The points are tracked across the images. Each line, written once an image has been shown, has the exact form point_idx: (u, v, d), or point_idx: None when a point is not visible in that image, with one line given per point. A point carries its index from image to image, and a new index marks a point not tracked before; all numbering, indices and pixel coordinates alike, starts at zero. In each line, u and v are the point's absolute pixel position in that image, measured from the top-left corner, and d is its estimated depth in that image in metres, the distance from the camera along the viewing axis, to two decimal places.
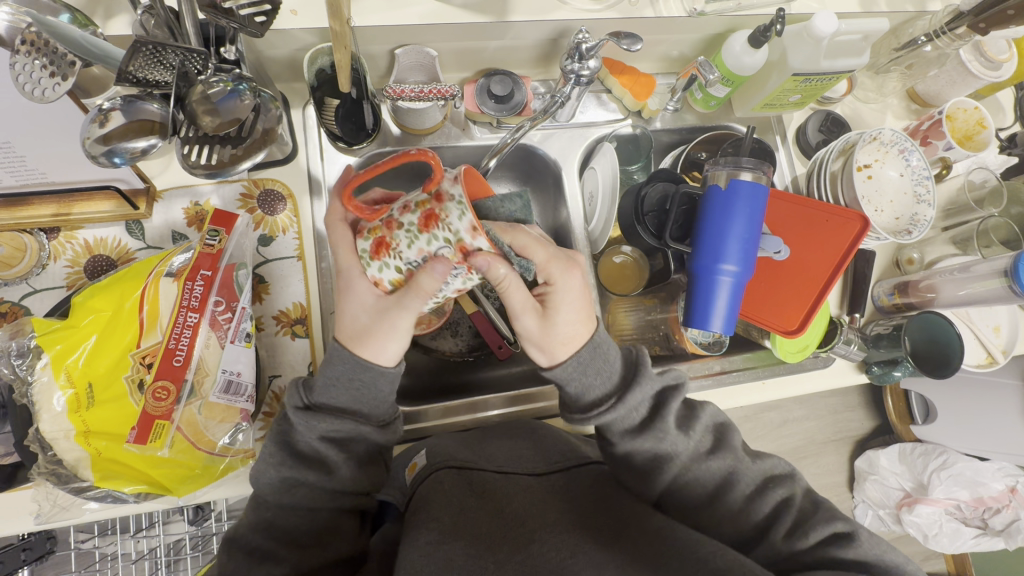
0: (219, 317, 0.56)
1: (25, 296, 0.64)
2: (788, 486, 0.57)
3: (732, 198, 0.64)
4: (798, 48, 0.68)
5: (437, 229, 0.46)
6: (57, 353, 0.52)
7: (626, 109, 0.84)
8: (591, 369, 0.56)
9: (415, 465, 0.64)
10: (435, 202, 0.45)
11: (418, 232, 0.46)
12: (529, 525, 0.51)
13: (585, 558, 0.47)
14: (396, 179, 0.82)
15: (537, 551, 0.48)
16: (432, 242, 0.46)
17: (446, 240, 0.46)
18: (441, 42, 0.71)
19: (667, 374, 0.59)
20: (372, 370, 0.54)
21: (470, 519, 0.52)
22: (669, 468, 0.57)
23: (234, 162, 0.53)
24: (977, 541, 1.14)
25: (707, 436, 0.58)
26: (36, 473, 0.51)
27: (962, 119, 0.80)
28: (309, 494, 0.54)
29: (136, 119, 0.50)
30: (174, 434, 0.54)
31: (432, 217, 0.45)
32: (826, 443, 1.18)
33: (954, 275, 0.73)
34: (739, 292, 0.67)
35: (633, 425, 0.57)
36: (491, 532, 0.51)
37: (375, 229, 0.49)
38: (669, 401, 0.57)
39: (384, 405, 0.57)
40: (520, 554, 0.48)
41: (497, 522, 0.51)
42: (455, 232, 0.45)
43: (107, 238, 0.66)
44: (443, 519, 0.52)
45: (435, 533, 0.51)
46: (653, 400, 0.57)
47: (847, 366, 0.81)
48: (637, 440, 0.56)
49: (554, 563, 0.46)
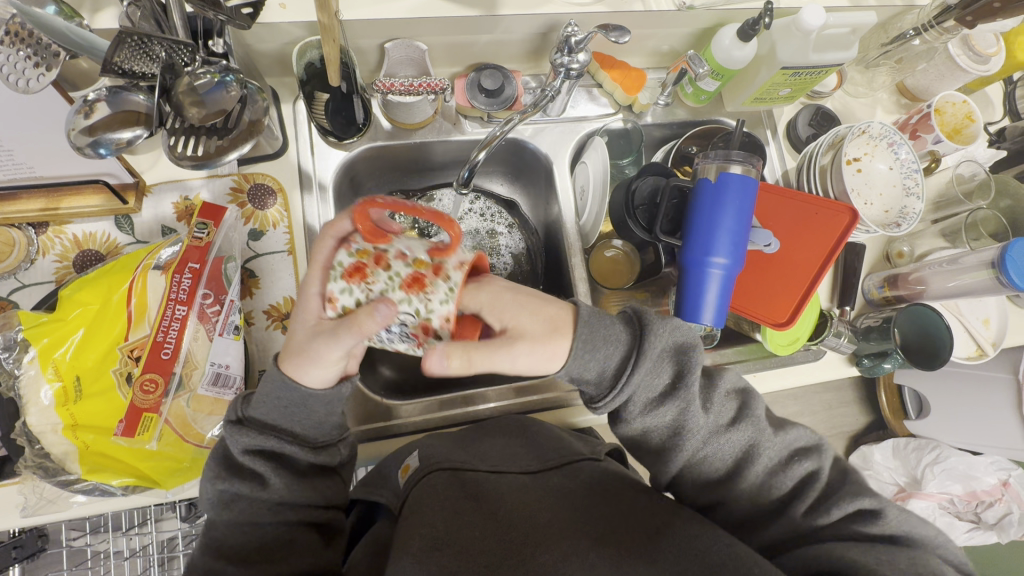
0: (208, 310, 0.56)
1: (13, 291, 0.63)
2: (815, 459, 0.55)
3: (722, 190, 0.65)
4: (786, 42, 0.68)
5: (416, 295, 0.49)
6: (44, 346, 0.52)
7: (617, 104, 0.84)
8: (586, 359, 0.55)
9: (407, 466, 0.63)
10: (432, 271, 0.49)
11: (398, 285, 0.49)
12: (523, 526, 0.51)
13: (575, 559, 0.47)
14: (388, 174, 0.82)
15: (532, 554, 0.48)
16: (405, 302, 0.49)
17: (415, 309, 0.49)
18: (431, 37, 0.71)
19: (672, 326, 0.57)
20: (298, 392, 0.53)
21: (462, 520, 0.52)
22: (687, 443, 0.55)
23: (219, 153, 0.56)
24: (970, 535, 1.15)
25: (728, 408, 0.56)
26: (23, 467, 0.51)
27: (951, 113, 0.80)
28: (248, 509, 0.53)
29: (122, 109, 0.51)
30: (163, 426, 0.54)
31: (418, 282, 0.49)
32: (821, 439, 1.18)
33: (943, 268, 0.74)
34: (729, 285, 0.67)
35: (656, 394, 0.55)
36: (486, 535, 0.51)
37: (363, 254, 0.49)
38: (695, 361, 0.55)
39: (325, 425, 0.56)
40: (513, 556, 0.48)
41: (492, 523, 0.51)
42: (428, 310, 0.49)
43: (95, 232, 0.65)
44: (436, 524, 0.52)
45: (428, 538, 0.50)
46: (675, 367, 0.56)
47: (838, 358, 0.81)
48: (660, 410, 0.55)
49: (551, 565, 0.47)
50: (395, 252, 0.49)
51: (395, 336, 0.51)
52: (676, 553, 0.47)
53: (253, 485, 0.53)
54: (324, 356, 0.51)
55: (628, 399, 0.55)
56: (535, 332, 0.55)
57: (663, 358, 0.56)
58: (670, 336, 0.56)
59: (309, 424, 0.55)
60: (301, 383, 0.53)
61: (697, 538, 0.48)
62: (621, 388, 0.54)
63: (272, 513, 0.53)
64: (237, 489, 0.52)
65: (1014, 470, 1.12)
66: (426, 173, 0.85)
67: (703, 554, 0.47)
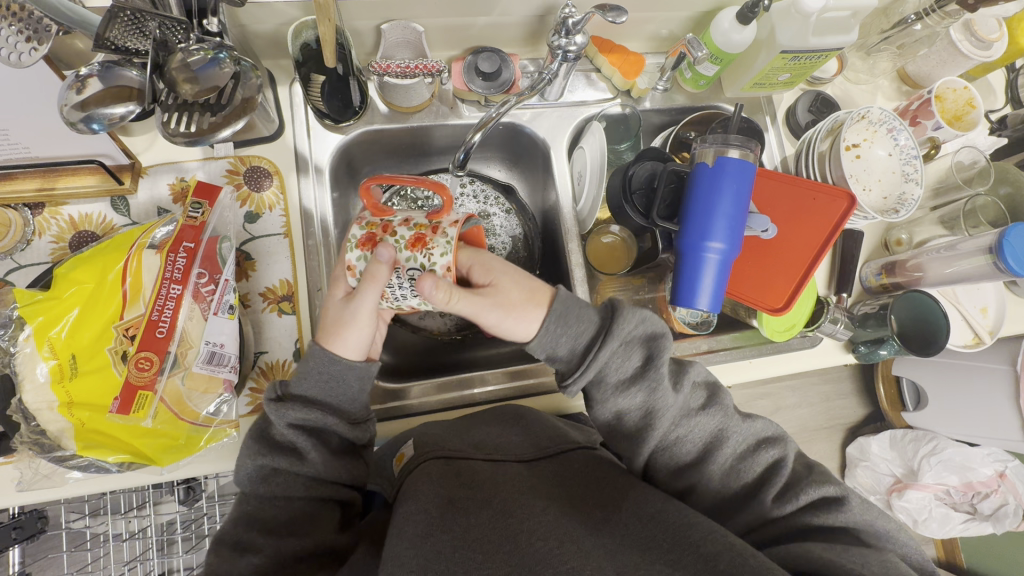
0: (202, 289, 0.56)
1: (10, 272, 0.63)
2: (775, 454, 0.56)
3: (719, 175, 0.65)
4: (785, 25, 0.68)
5: (420, 252, 0.51)
6: (39, 325, 0.52)
7: (615, 89, 0.83)
8: (562, 331, 0.56)
9: (403, 455, 0.64)
10: (430, 229, 0.52)
11: (403, 246, 0.51)
12: (518, 514, 0.50)
13: (570, 547, 0.45)
14: (385, 159, 0.82)
15: (527, 541, 0.47)
16: (411, 260, 0.51)
17: (422, 264, 0.51)
18: (428, 18, 0.70)
19: (640, 316, 0.57)
20: (341, 363, 0.55)
21: (456, 508, 0.52)
22: (658, 426, 0.56)
23: (213, 129, 0.54)
24: (965, 526, 1.16)
25: (696, 395, 0.57)
26: (19, 443, 0.51)
27: (952, 99, 0.80)
28: (285, 483, 0.54)
29: (114, 85, 0.51)
30: (158, 405, 0.53)
31: (421, 240, 0.51)
32: (819, 430, 1.19)
33: (940, 254, 0.74)
34: (725, 271, 0.67)
35: (627, 375, 0.56)
36: (483, 523, 0.50)
37: (372, 226, 0.54)
38: (664, 351, 0.56)
39: (356, 402, 0.58)
40: (509, 542, 0.47)
41: (489, 511, 0.51)
42: (433, 263, 0.51)
43: (92, 214, 0.66)
44: (431, 510, 0.51)
45: (422, 525, 0.50)
46: (645, 352, 0.56)
47: (835, 345, 0.81)
48: (629, 392, 0.55)
49: (545, 552, 0.45)
50: (398, 221, 0.53)
51: (407, 292, 0.53)
52: (673, 542, 0.46)
53: (287, 461, 0.54)
54: (363, 311, 0.54)
55: (597, 376, 0.56)
56: (513, 295, 0.57)
57: (630, 343, 0.56)
58: (638, 325, 0.56)
59: (336, 393, 0.56)
60: (342, 355, 0.56)
61: (693, 528, 0.47)
62: (588, 364, 0.55)
63: (299, 488, 0.55)
64: (277, 463, 0.54)
65: (1011, 461, 1.12)
66: (425, 158, 0.85)
67: (699, 543, 0.46)
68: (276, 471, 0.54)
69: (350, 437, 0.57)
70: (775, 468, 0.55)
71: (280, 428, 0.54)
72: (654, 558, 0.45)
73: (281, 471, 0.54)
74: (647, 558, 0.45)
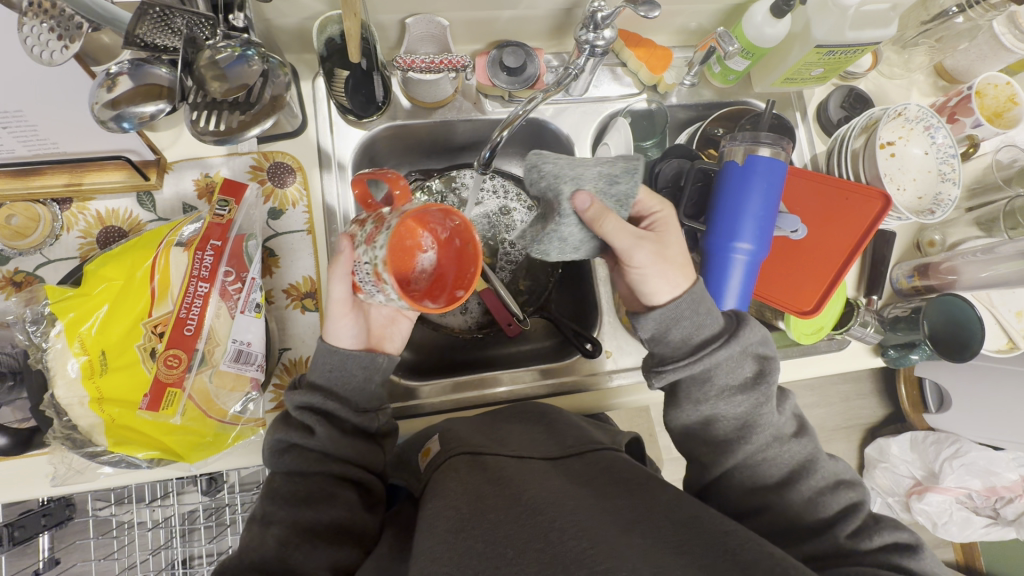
0: (229, 287, 0.56)
1: (39, 266, 0.64)
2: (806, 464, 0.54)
3: (749, 173, 0.64)
4: (821, 19, 0.66)
5: (368, 245, 0.48)
6: (70, 321, 0.52)
7: (641, 84, 0.82)
8: (686, 316, 0.55)
9: (427, 450, 0.64)
10: (380, 221, 0.48)
11: (363, 240, 0.50)
12: (547, 512, 0.48)
13: (606, 549, 0.43)
14: (408, 153, 0.82)
15: (559, 539, 0.45)
16: (364, 254, 0.49)
17: (370, 258, 0.48)
18: (453, 12, 0.69)
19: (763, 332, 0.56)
20: (337, 354, 0.57)
21: (486, 505, 0.50)
22: (751, 440, 0.55)
23: (241, 128, 0.54)
24: (988, 530, 1.14)
25: (791, 421, 0.57)
26: (52, 437, 0.52)
27: (992, 96, 0.77)
28: (300, 458, 0.54)
29: (144, 83, 0.50)
30: (186, 402, 0.54)
31: (372, 233, 0.48)
32: (836, 431, 1.19)
33: (977, 257, 0.72)
34: (754, 272, 0.66)
35: (737, 382, 0.55)
36: (508, 519, 0.49)
37: (354, 224, 0.55)
38: (773, 369, 0.56)
39: (364, 392, 0.59)
40: (540, 540, 0.45)
41: (516, 508, 0.49)
42: (375, 257, 0.47)
43: (118, 209, 0.66)
44: (461, 507, 0.51)
45: (453, 519, 0.50)
46: (757, 365, 0.56)
47: (862, 349, 0.79)
48: (736, 399, 0.54)
49: (578, 553, 0.43)
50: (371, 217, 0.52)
51: (374, 288, 0.51)
52: (706, 548, 0.44)
53: (299, 436, 0.55)
54: (335, 299, 0.56)
55: (703, 380, 0.55)
56: (671, 252, 0.57)
57: (746, 354, 0.56)
58: (757, 338, 0.56)
59: (347, 378, 0.58)
60: (335, 346, 0.58)
61: (728, 536, 0.46)
62: (700, 359, 0.54)
63: (321, 464, 0.55)
64: (292, 438, 0.54)
65: None
66: (447, 154, 0.84)
67: (736, 551, 0.44)
68: (297, 448, 0.55)
69: (352, 421, 0.57)
70: (856, 505, 0.54)
71: (290, 410, 0.55)
72: (689, 561, 0.43)
73: (303, 447, 0.55)
74: (679, 560, 0.43)
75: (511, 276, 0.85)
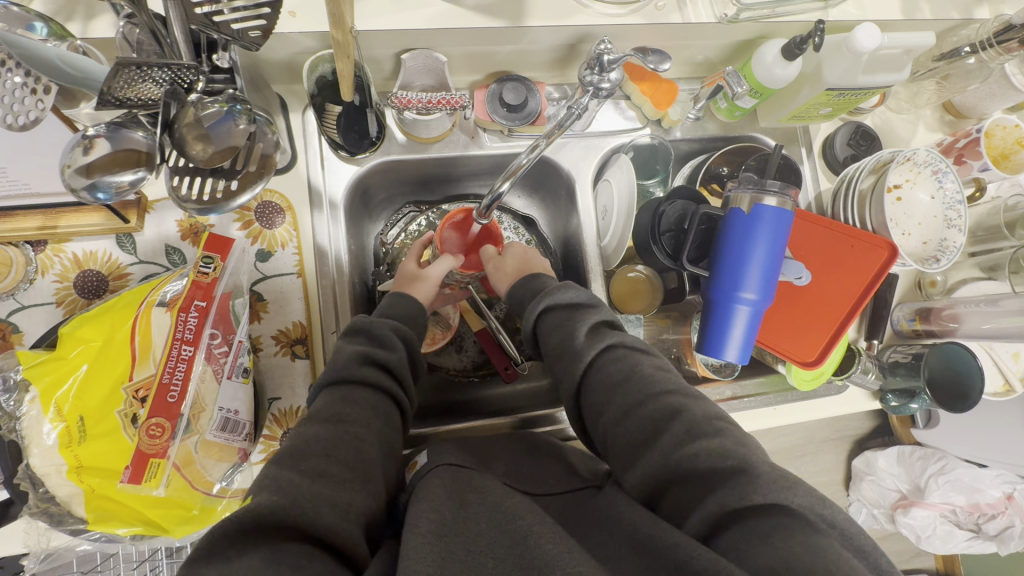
0: (215, 351, 0.54)
1: (13, 312, 0.61)
2: None
3: (755, 223, 0.62)
4: (834, 63, 0.64)
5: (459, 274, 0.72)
6: (46, 386, 0.49)
7: (645, 117, 0.79)
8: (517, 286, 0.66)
9: (416, 463, 0.59)
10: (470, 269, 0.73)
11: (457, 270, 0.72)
12: (527, 518, 0.45)
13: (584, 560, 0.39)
14: (399, 185, 0.78)
15: (535, 543, 0.42)
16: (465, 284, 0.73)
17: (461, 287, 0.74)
18: (452, 46, 0.66)
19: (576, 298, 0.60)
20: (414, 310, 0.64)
21: (470, 513, 0.46)
22: (592, 373, 0.54)
23: (229, 198, 0.48)
24: (969, 543, 1.13)
25: None
26: (29, 512, 0.49)
27: (1000, 137, 0.75)
28: (373, 371, 0.54)
29: (121, 148, 0.46)
30: (171, 473, 0.51)
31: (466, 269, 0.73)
32: (824, 442, 1.19)
33: (981, 308, 0.70)
34: (757, 322, 0.65)
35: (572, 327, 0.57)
36: (491, 528, 0.44)
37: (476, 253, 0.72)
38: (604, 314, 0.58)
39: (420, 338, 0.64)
40: (517, 546, 0.42)
41: (498, 516, 0.45)
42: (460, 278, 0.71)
43: (97, 251, 0.63)
44: (444, 511, 0.45)
45: (436, 522, 0.44)
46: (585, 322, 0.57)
47: (862, 394, 0.79)
48: (563, 338, 0.57)
49: (553, 557, 0.40)
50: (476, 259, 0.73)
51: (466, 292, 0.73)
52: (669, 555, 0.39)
53: (376, 349, 0.56)
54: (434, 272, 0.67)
55: (542, 326, 0.60)
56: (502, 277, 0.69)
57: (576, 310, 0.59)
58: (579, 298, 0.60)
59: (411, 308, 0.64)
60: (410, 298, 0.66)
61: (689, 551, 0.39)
62: (539, 317, 0.60)
63: (384, 376, 0.55)
64: (372, 352, 0.55)
65: (1020, 484, 1.09)
66: (443, 185, 0.81)
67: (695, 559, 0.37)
68: (373, 359, 0.55)
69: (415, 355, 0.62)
70: None
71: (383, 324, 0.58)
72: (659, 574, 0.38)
73: (378, 357, 0.55)
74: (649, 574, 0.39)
75: (507, 313, 0.84)
